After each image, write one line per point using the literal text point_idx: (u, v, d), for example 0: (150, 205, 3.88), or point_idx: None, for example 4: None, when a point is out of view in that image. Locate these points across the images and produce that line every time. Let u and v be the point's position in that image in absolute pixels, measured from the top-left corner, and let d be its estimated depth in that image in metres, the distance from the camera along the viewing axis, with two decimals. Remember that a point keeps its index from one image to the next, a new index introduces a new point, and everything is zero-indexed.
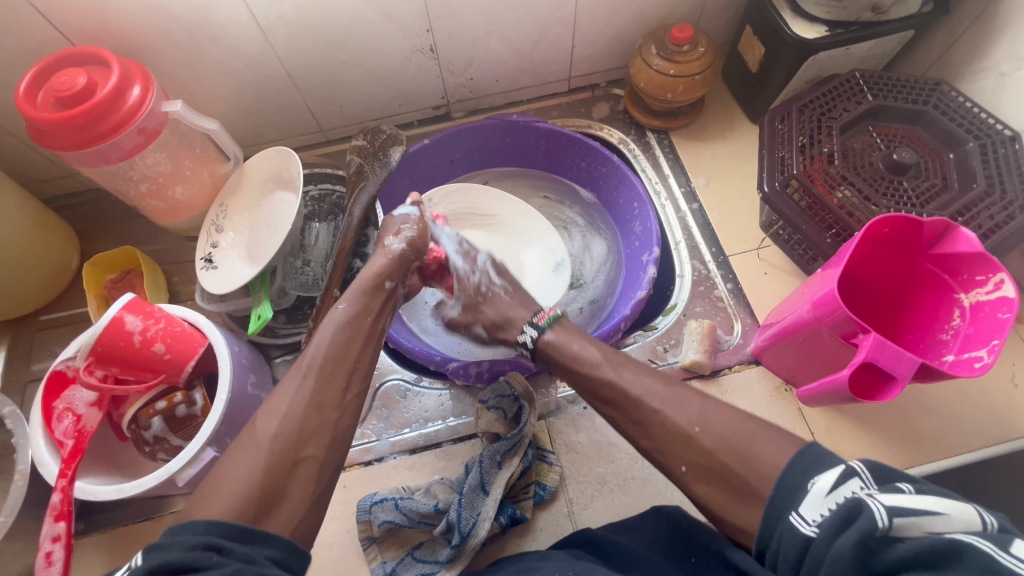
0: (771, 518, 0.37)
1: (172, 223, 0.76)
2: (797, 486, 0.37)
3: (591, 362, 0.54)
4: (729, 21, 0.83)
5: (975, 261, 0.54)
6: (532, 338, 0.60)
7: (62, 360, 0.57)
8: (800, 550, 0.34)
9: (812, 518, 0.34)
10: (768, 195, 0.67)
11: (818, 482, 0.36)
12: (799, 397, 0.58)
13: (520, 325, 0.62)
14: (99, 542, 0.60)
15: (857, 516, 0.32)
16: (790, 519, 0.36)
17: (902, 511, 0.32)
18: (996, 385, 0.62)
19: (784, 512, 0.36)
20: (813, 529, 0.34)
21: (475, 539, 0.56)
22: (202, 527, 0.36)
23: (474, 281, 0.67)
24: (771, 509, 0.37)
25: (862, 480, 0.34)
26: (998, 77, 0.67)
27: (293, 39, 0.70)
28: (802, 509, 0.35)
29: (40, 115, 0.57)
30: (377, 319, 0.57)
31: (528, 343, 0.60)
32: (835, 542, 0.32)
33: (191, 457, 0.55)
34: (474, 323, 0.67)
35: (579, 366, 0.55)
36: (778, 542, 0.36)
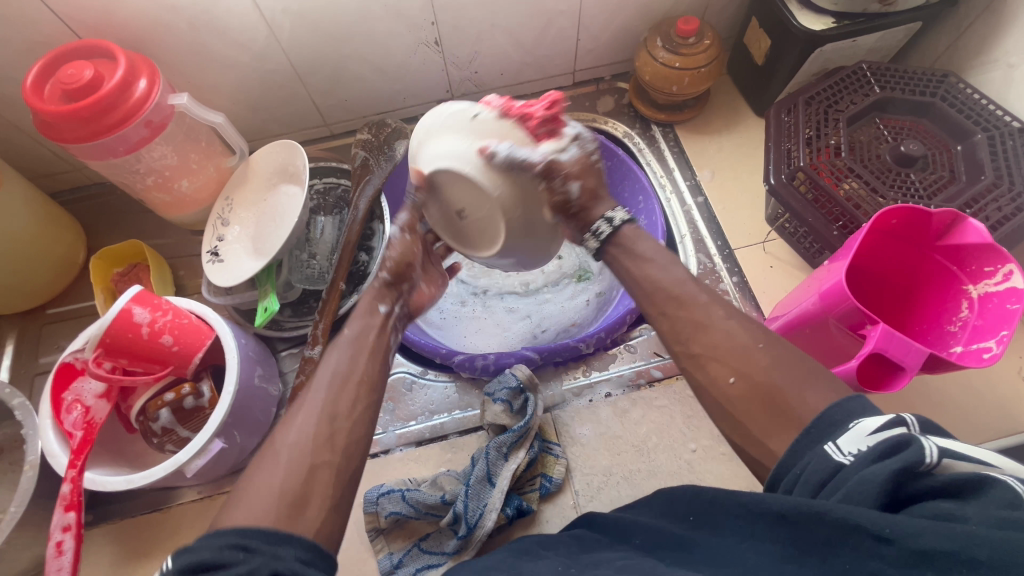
0: (804, 445, 0.34)
1: (177, 217, 0.76)
2: (839, 421, 0.34)
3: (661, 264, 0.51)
4: (735, 13, 0.83)
5: (983, 253, 0.54)
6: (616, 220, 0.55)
7: (71, 352, 0.57)
8: (826, 474, 0.32)
9: (849, 448, 0.32)
10: (774, 187, 0.67)
11: (863, 421, 0.33)
12: None
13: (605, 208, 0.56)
14: (108, 532, 0.61)
15: (902, 447, 0.30)
16: (823, 448, 0.33)
17: (951, 454, 0.29)
18: (1003, 378, 0.62)
19: (818, 442, 0.34)
20: (848, 458, 0.31)
21: (482, 530, 0.56)
22: (230, 530, 0.33)
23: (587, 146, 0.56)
24: (802, 440, 0.35)
25: (911, 426, 0.32)
26: (1006, 69, 0.67)
27: (298, 32, 0.70)
28: (839, 440, 0.33)
29: (47, 108, 0.57)
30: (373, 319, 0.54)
31: (615, 221, 0.55)
32: (871, 466, 0.30)
33: (199, 448, 0.55)
34: (567, 184, 0.54)
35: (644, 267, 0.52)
36: (804, 468, 0.34)
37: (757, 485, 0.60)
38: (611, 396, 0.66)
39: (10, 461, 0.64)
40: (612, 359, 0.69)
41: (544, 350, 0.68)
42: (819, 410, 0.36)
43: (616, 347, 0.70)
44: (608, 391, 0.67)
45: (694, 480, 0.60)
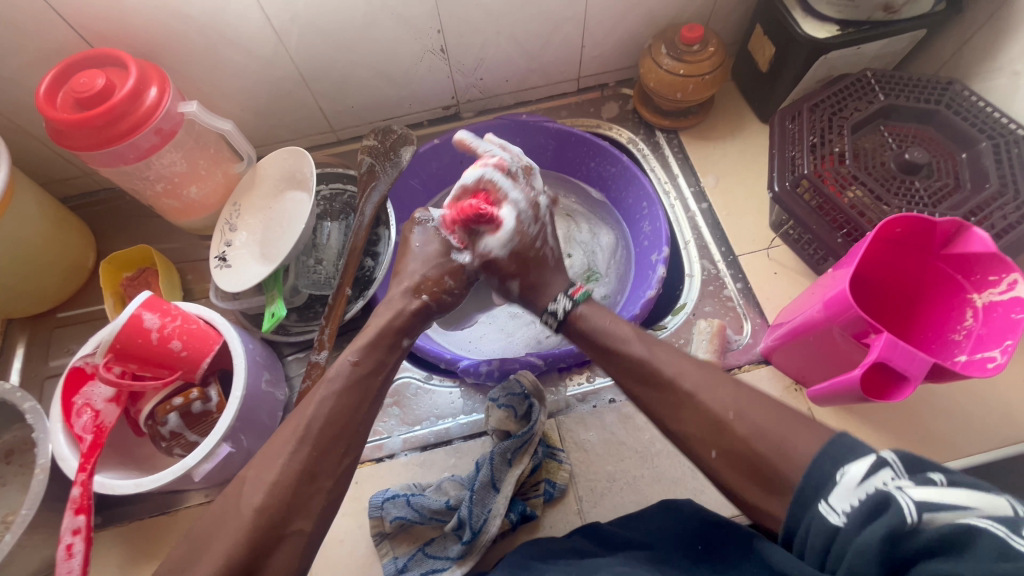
0: (799, 503, 0.36)
1: (186, 222, 0.77)
2: (824, 479, 0.35)
3: (623, 338, 0.53)
4: (739, 20, 0.83)
5: (988, 261, 0.54)
6: (565, 309, 0.58)
7: (81, 357, 0.58)
8: (826, 539, 0.33)
9: (840, 506, 0.33)
10: (779, 195, 0.67)
11: (848, 470, 0.34)
12: (811, 397, 0.58)
13: (552, 295, 0.60)
14: (116, 536, 0.61)
15: (884, 508, 0.31)
16: (817, 509, 0.34)
17: (933, 506, 0.30)
18: (1008, 386, 0.62)
19: (812, 501, 0.35)
20: (841, 519, 0.33)
21: (486, 535, 0.57)
22: None
23: (528, 216, 0.60)
24: (798, 500, 0.36)
25: (895, 470, 0.33)
26: (1011, 76, 0.67)
27: (305, 40, 0.71)
28: (830, 498, 0.34)
29: (59, 116, 0.58)
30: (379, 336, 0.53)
31: (559, 314, 0.58)
32: (862, 533, 0.31)
33: (208, 452, 0.55)
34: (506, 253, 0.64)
35: (610, 341, 0.54)
36: (805, 530, 0.35)
37: None
38: (615, 402, 0.67)
39: (21, 463, 0.65)
40: None
41: (548, 356, 0.68)
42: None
43: None
44: (612, 397, 0.67)
45: (698, 487, 0.60)
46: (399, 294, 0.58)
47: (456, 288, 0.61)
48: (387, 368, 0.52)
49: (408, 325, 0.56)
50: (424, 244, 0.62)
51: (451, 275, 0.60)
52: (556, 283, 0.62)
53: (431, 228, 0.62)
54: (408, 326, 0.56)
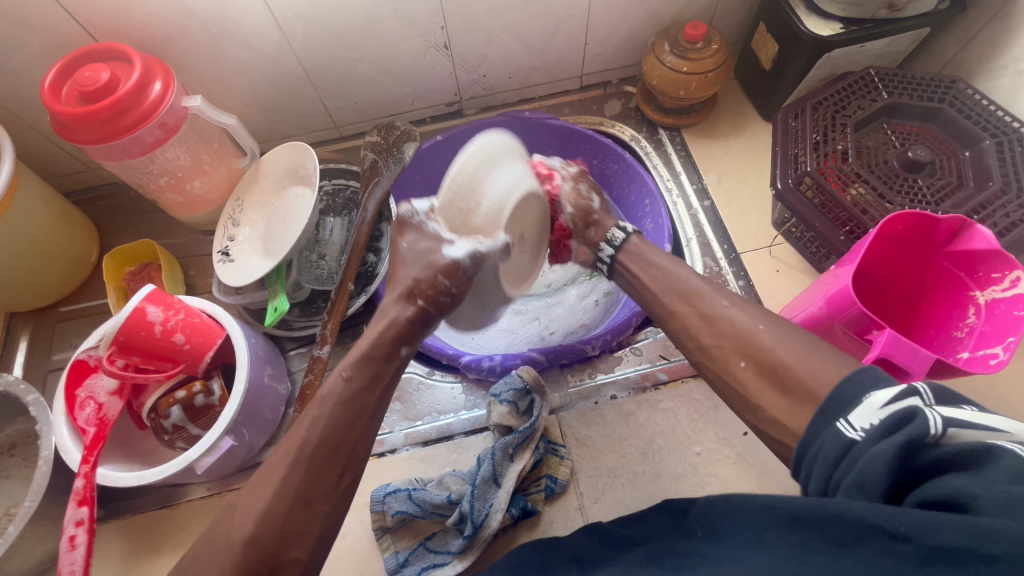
0: (818, 421, 0.35)
1: (189, 217, 0.77)
2: (850, 397, 0.35)
3: (665, 266, 0.54)
4: (742, 18, 0.83)
5: (991, 259, 0.54)
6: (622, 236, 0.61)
7: (85, 350, 0.58)
8: (841, 451, 0.33)
9: (860, 424, 0.33)
10: (782, 192, 0.67)
11: (873, 395, 0.34)
12: None
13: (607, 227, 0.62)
14: (119, 529, 0.61)
15: (908, 422, 0.31)
16: (836, 426, 0.34)
17: (958, 423, 0.31)
18: (1011, 384, 0.62)
19: (831, 420, 0.35)
20: (858, 435, 0.32)
21: (488, 529, 0.57)
22: None
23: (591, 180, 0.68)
24: (818, 418, 0.36)
25: (925, 397, 0.33)
26: (1015, 75, 0.67)
27: (309, 36, 0.71)
28: (850, 416, 0.34)
29: (64, 109, 0.58)
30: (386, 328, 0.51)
31: (616, 241, 0.60)
32: (879, 444, 0.31)
33: (210, 445, 0.56)
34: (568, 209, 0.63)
35: (655, 272, 0.55)
36: (817, 446, 0.35)
37: (763, 489, 0.60)
38: (616, 398, 0.67)
39: (23, 456, 0.66)
40: (618, 361, 0.70)
41: (550, 352, 0.68)
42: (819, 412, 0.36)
43: (622, 350, 0.70)
44: (614, 394, 0.67)
45: (699, 484, 0.60)
46: (393, 300, 0.53)
47: (454, 287, 0.53)
48: (385, 380, 0.50)
49: (406, 332, 0.52)
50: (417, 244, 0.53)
51: (444, 274, 0.51)
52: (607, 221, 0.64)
53: (421, 224, 0.53)
54: (406, 333, 0.52)
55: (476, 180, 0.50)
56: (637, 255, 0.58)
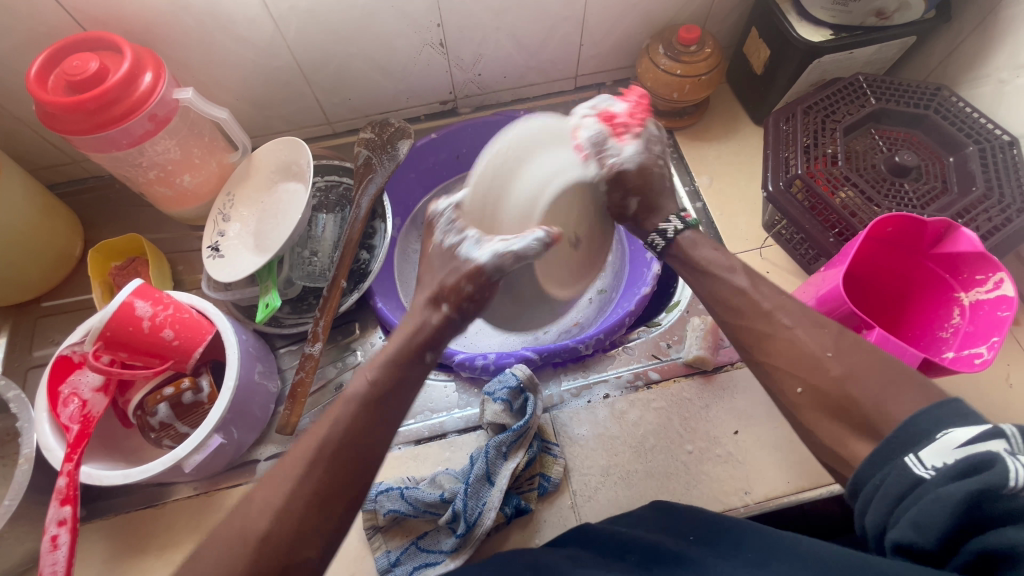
0: (883, 453, 0.35)
1: (178, 212, 0.75)
2: (928, 431, 0.33)
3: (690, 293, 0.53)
4: (734, 23, 0.85)
5: (975, 261, 0.55)
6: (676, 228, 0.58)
7: (69, 345, 0.57)
8: (905, 487, 0.32)
9: (931, 462, 0.32)
10: (773, 194, 0.68)
11: (953, 433, 0.32)
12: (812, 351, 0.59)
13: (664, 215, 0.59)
14: (100, 528, 0.60)
15: (983, 469, 0.29)
16: (904, 459, 0.33)
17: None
18: (991, 384, 0.63)
19: (898, 453, 0.34)
20: (928, 472, 0.32)
21: (481, 528, 0.56)
22: None
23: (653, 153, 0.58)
24: (882, 449, 0.35)
25: (1011, 441, 0.30)
26: (997, 84, 0.69)
27: (303, 30, 0.70)
28: (922, 452, 0.33)
29: (51, 99, 0.57)
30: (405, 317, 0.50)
31: (672, 233, 0.58)
32: (949, 486, 0.30)
33: (199, 443, 0.55)
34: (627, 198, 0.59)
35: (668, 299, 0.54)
36: (882, 478, 0.34)
37: (754, 487, 0.60)
38: (609, 397, 0.67)
39: (3, 454, 0.64)
40: (611, 361, 0.70)
41: (544, 350, 0.69)
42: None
43: (615, 349, 0.71)
44: (606, 393, 0.68)
45: (690, 482, 0.61)
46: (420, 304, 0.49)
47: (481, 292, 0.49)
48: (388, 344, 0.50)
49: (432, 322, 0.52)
50: (445, 241, 0.51)
51: (473, 281, 0.48)
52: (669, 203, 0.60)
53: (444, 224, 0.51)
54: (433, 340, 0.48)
55: (510, 168, 0.53)
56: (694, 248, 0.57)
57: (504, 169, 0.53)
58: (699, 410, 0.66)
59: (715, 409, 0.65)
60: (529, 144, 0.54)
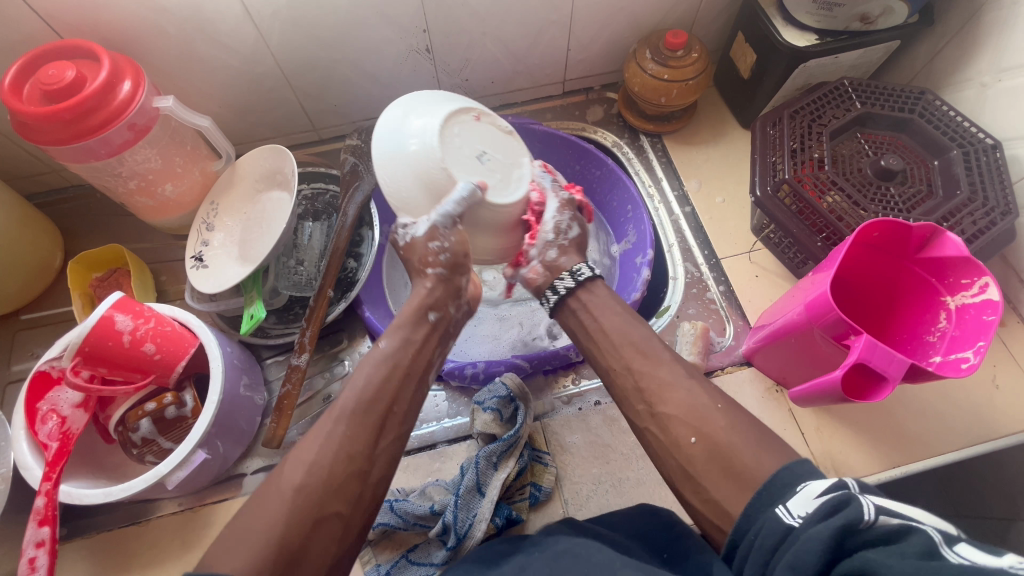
0: (755, 509, 0.38)
1: (160, 221, 0.74)
2: (787, 484, 0.38)
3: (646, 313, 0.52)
4: (720, 28, 0.85)
5: (960, 265, 0.56)
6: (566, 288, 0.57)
7: (47, 361, 0.56)
8: (778, 538, 0.35)
9: (797, 511, 0.35)
10: (760, 199, 0.69)
11: (809, 487, 0.36)
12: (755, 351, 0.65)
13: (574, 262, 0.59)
14: (80, 548, 0.58)
15: (844, 506, 0.32)
16: (776, 513, 0.36)
17: (888, 511, 0.32)
18: (978, 386, 0.64)
19: (769, 506, 0.37)
20: (796, 520, 0.34)
21: (471, 540, 0.55)
22: None
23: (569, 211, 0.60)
24: (756, 502, 0.38)
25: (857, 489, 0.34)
26: (979, 88, 0.70)
27: (287, 36, 0.69)
28: (790, 504, 0.36)
29: (25, 108, 0.55)
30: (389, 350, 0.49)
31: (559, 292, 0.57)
32: (815, 524, 0.32)
33: (181, 459, 0.53)
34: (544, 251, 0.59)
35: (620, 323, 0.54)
36: (756, 530, 0.37)
37: None
38: (600, 404, 0.67)
39: None
40: None
41: (533, 358, 0.68)
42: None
43: None
44: (597, 399, 0.67)
45: None
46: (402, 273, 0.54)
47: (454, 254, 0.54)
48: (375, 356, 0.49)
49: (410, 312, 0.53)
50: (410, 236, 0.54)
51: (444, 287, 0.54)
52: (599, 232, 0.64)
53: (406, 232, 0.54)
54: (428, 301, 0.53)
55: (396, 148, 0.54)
56: (596, 303, 0.56)
57: (387, 151, 0.54)
58: None
59: None
60: (394, 122, 0.55)
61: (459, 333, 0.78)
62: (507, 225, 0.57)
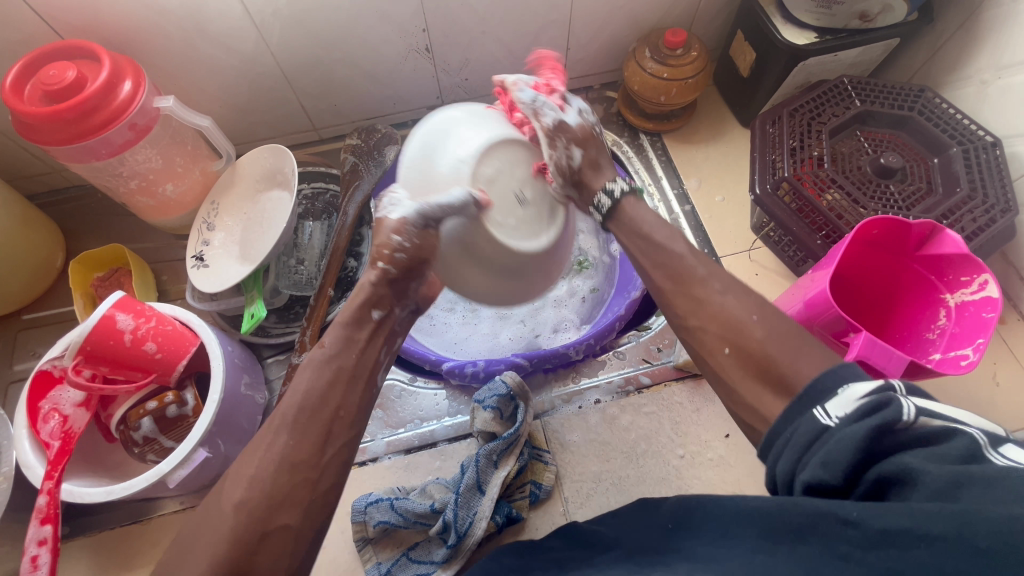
0: (792, 410, 0.34)
1: (162, 220, 0.75)
2: (828, 386, 0.33)
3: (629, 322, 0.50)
4: (720, 26, 0.85)
5: (960, 263, 0.56)
6: (612, 197, 0.55)
7: (49, 360, 0.56)
8: (812, 437, 0.31)
9: (835, 411, 0.31)
10: (760, 197, 0.69)
11: (851, 387, 0.32)
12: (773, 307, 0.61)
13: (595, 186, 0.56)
14: (84, 546, 0.59)
15: (883, 408, 0.30)
16: (811, 412, 0.33)
17: (929, 412, 0.29)
18: (978, 384, 0.64)
19: (807, 407, 0.33)
20: (832, 420, 0.31)
21: (471, 539, 0.56)
22: None
23: (587, 120, 0.59)
24: (793, 405, 0.34)
25: (898, 391, 0.31)
26: (979, 85, 0.70)
27: (287, 36, 0.69)
28: (827, 404, 0.32)
29: (26, 109, 0.56)
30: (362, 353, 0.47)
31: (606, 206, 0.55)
32: (850, 427, 0.30)
33: (183, 457, 0.54)
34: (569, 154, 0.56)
35: None
36: (791, 431, 0.33)
37: (744, 491, 0.60)
38: (600, 403, 0.67)
39: None
40: (602, 365, 0.69)
41: (533, 356, 0.66)
42: (814, 374, 0.35)
43: (605, 354, 0.70)
44: (598, 398, 0.67)
45: (682, 486, 0.61)
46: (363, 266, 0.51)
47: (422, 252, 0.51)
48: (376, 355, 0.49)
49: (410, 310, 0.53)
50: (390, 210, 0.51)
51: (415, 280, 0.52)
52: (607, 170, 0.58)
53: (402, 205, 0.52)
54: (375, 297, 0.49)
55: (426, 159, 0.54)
56: None
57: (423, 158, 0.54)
58: (689, 414, 0.65)
59: (706, 412, 0.65)
60: (438, 134, 0.56)
61: (460, 332, 0.78)
62: (522, 262, 0.55)
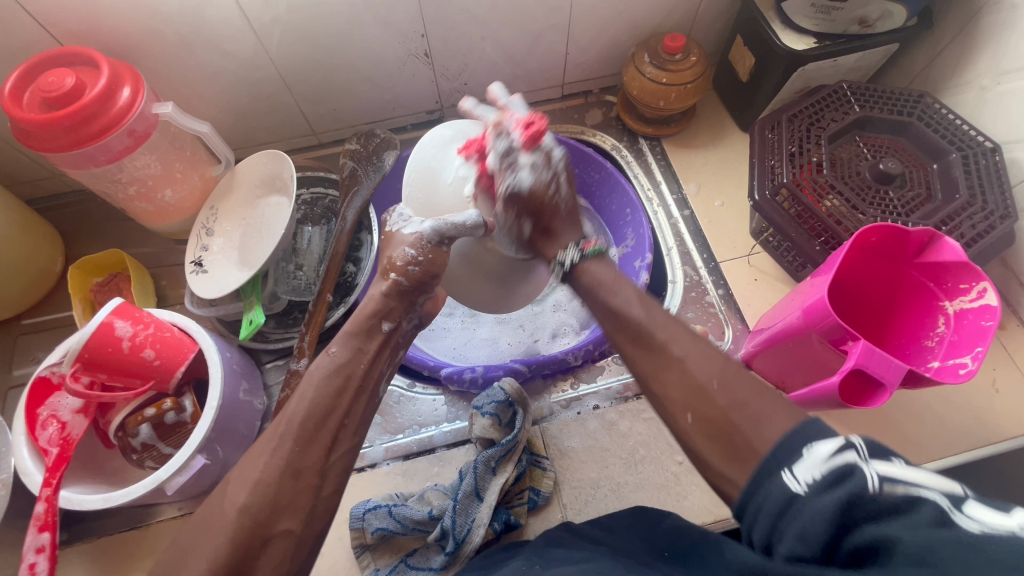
0: (760, 473, 0.33)
1: (161, 226, 0.75)
2: (793, 448, 0.32)
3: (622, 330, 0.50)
4: (719, 31, 0.85)
5: (959, 270, 0.55)
6: (572, 260, 0.55)
7: (47, 366, 0.56)
8: (781, 505, 0.31)
9: (803, 476, 0.31)
10: (759, 203, 0.69)
11: (816, 447, 0.31)
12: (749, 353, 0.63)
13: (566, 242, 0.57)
14: (82, 553, 0.59)
15: (849, 477, 0.29)
16: (780, 477, 0.32)
17: (896, 478, 0.28)
18: (978, 390, 0.64)
19: (775, 469, 0.32)
20: (801, 487, 0.31)
21: (469, 546, 0.56)
22: None
23: (543, 175, 0.55)
24: (760, 470, 0.33)
25: (860, 451, 0.30)
26: (978, 91, 0.70)
27: (285, 42, 0.69)
28: (794, 467, 0.31)
29: (25, 116, 0.56)
30: (370, 363, 0.48)
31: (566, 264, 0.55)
32: (820, 498, 0.29)
33: (181, 465, 0.54)
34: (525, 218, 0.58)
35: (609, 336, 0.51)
36: (759, 494, 0.33)
37: None
38: (599, 408, 0.67)
39: None
40: (600, 371, 0.70)
41: (532, 363, 0.69)
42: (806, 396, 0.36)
43: (604, 359, 0.71)
44: (596, 404, 0.67)
45: (681, 492, 0.61)
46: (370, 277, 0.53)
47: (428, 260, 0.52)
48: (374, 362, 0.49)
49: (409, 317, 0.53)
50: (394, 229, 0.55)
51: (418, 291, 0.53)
52: (567, 233, 0.58)
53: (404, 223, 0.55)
54: (384, 308, 0.51)
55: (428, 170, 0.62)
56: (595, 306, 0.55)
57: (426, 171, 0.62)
58: None
59: None
60: (435, 151, 0.64)
61: (459, 337, 0.78)
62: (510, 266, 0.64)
